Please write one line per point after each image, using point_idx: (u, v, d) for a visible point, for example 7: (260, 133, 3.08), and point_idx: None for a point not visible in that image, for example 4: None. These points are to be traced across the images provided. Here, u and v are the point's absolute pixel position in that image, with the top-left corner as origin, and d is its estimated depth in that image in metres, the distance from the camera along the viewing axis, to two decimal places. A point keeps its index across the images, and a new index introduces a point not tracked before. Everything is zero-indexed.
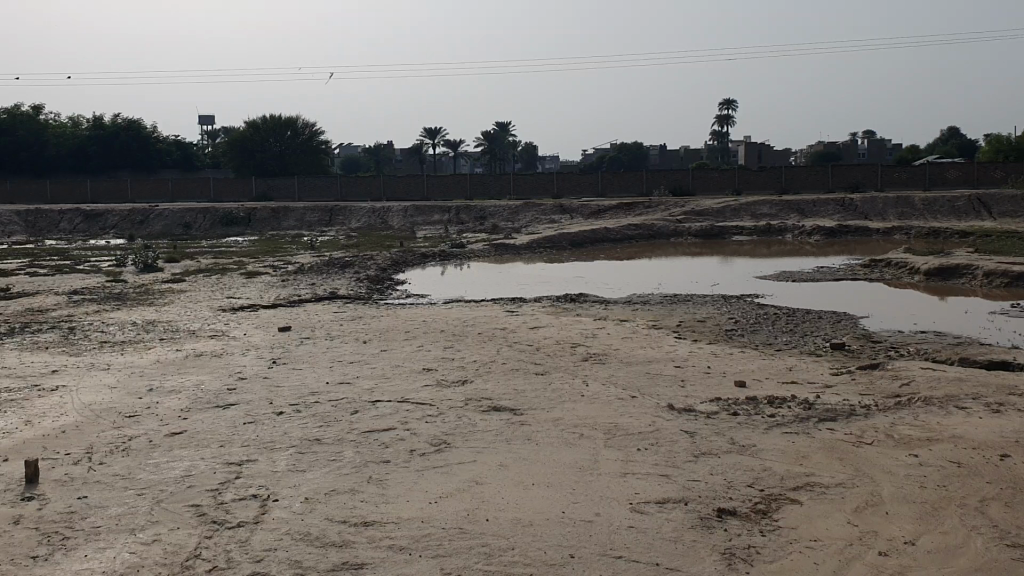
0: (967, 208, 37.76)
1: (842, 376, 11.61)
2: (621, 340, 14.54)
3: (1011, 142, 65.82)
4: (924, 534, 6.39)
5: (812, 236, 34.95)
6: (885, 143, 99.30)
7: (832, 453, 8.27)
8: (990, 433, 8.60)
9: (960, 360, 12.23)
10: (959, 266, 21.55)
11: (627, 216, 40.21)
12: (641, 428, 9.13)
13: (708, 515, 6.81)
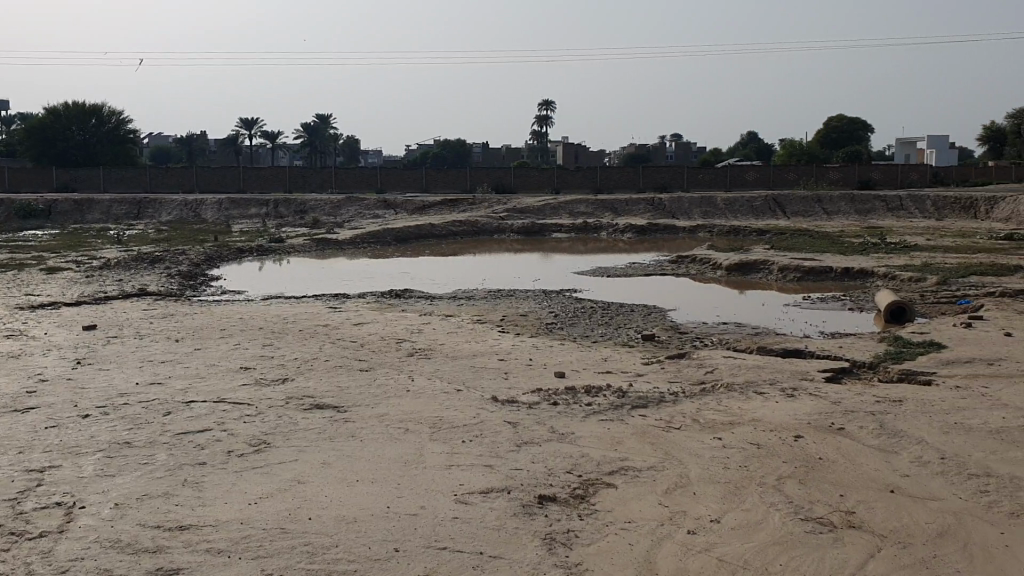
0: (764, 208, 40.41)
1: (653, 365, 12.19)
2: (445, 334, 14.66)
3: (802, 147, 70.99)
4: (728, 512, 6.82)
5: (626, 233, 36.39)
6: (691, 147, 104.72)
7: (644, 438, 8.69)
8: (785, 416, 9.29)
9: (759, 348, 13.12)
10: (757, 262, 23.06)
11: (450, 212, 40.42)
12: (464, 421, 9.26)
13: (530, 502, 7.00)
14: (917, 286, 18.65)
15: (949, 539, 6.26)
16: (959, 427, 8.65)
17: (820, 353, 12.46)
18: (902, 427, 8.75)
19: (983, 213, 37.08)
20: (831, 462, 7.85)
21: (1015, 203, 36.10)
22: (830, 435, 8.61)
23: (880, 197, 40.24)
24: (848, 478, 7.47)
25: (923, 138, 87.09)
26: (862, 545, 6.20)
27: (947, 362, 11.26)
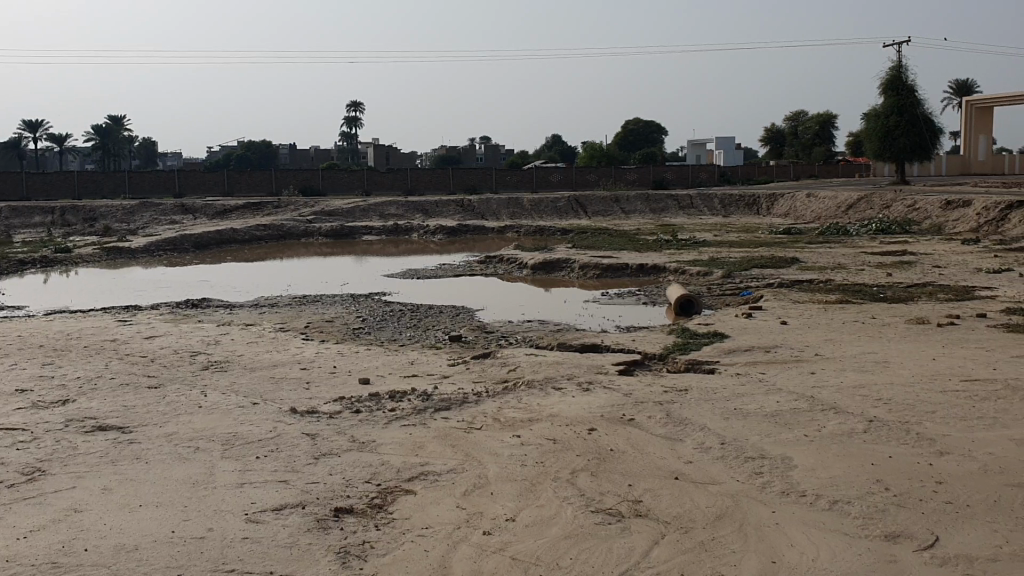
0: (568, 208, 41.60)
1: (458, 366, 12.24)
2: (245, 345, 14.14)
3: (604, 149, 73.65)
4: (523, 510, 6.93)
5: (435, 235, 36.44)
6: (499, 149, 106.31)
7: (444, 441, 8.69)
8: (581, 410, 9.56)
9: (560, 344, 13.48)
10: (561, 261, 23.69)
11: (254, 216, 39.16)
12: (260, 435, 8.94)
13: (324, 516, 6.83)
14: (705, 280, 19.72)
15: (726, 520, 6.62)
16: (738, 412, 9.18)
17: (615, 347, 12.92)
18: (688, 415, 9.19)
19: (765, 209, 39.70)
20: (622, 453, 8.14)
21: (792, 199, 38.87)
22: (622, 427, 8.91)
23: (674, 196, 42.36)
24: (638, 468, 7.76)
25: (712, 139, 92.38)
26: (647, 533, 6.44)
27: (730, 350, 11.94)
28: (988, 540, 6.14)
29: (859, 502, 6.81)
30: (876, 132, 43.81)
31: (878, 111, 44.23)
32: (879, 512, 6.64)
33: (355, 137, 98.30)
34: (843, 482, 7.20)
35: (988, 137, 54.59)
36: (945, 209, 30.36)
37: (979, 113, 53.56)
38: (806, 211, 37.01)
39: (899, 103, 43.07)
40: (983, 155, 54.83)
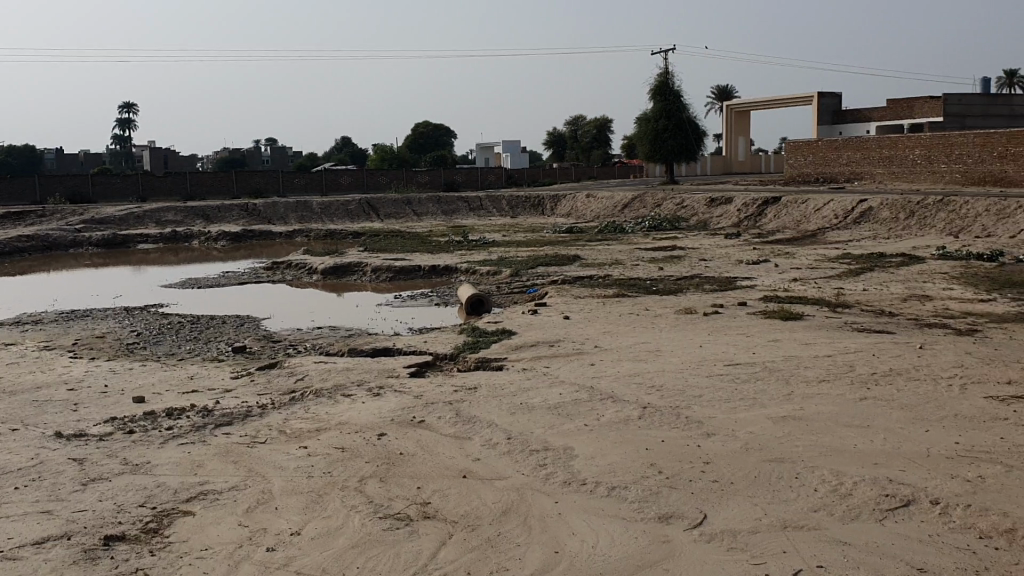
0: (357, 211, 41.21)
1: (241, 378, 11.80)
2: (3, 367, 12.96)
3: (393, 152, 73.44)
4: (309, 522, 6.78)
5: (219, 241, 34.98)
6: (286, 152, 103.59)
7: (226, 458, 8.35)
8: (369, 415, 9.47)
9: (350, 349, 13.31)
10: (351, 265, 23.40)
11: (15, 227, 36.05)
12: (20, 465, 8.23)
13: (92, 546, 6.40)
14: (492, 280, 20.08)
15: (512, 514, 6.77)
16: (524, 407, 9.41)
17: (405, 349, 12.90)
18: (475, 413, 9.32)
19: (550, 209, 40.95)
20: (411, 456, 8.13)
21: (574, 200, 40.31)
22: (411, 429, 8.91)
23: (463, 197, 42.94)
24: (426, 469, 7.78)
25: (498, 142, 94.42)
26: (434, 535, 6.48)
27: (515, 347, 12.22)
28: (750, 514, 6.61)
29: (635, 486, 7.16)
30: (648, 134, 46.25)
31: (648, 114, 46.68)
32: (653, 494, 7.01)
33: (128, 140, 92.77)
34: (620, 468, 7.54)
35: (746, 138, 59.12)
36: (711, 206, 32.51)
37: (738, 117, 57.82)
38: (588, 211, 38.51)
39: (667, 107, 45.66)
40: (743, 155, 59.33)
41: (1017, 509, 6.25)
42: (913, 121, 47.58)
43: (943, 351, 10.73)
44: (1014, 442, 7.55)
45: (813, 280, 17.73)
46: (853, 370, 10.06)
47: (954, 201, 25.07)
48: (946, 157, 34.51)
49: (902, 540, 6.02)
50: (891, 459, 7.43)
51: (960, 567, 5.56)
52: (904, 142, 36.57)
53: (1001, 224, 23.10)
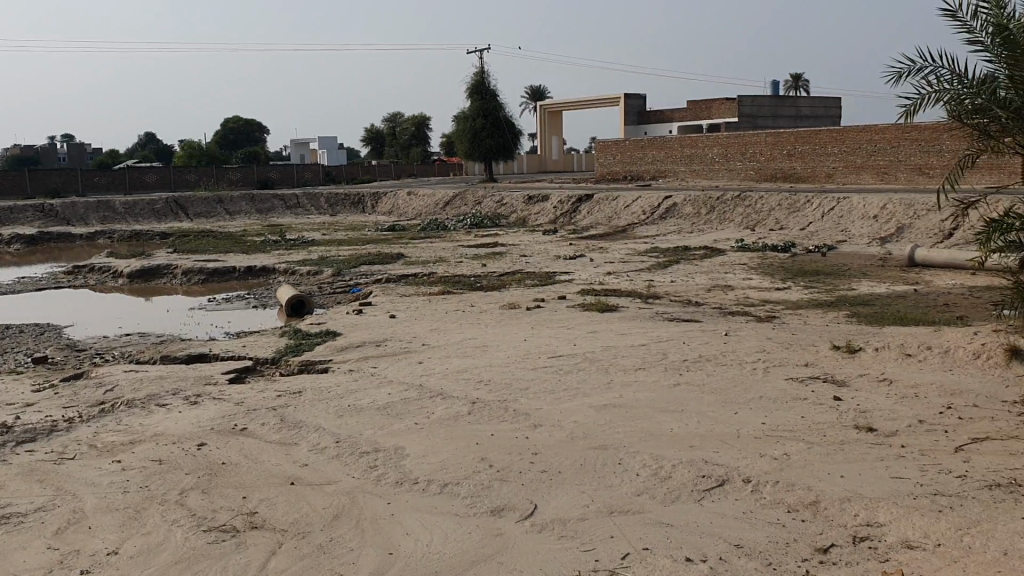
0: (166, 211, 39.28)
1: (43, 392, 10.98)
2: None
3: (203, 148, 70.51)
4: (127, 540, 6.41)
5: (10, 245, 32.39)
6: (83, 148, 97.32)
7: (30, 477, 7.76)
8: (188, 425, 9.06)
9: (163, 357, 12.67)
10: (161, 268, 22.29)
11: None
12: None
13: None
14: (311, 280, 19.67)
15: (344, 519, 6.67)
16: (351, 409, 9.28)
17: (223, 355, 12.40)
18: (301, 417, 9.10)
19: (369, 207, 40.53)
20: (234, 465, 7.85)
21: (394, 198, 40.09)
22: (234, 437, 8.60)
23: (278, 196, 41.77)
24: (252, 478, 7.53)
25: (313, 139, 92.57)
26: (263, 544, 6.28)
27: (339, 348, 12.02)
28: (578, 501, 6.80)
29: (467, 482, 7.20)
30: (465, 133, 46.59)
31: (466, 113, 47.07)
32: (484, 488, 7.08)
33: None
34: (451, 465, 7.57)
35: (559, 137, 60.66)
36: (528, 203, 33.16)
37: (551, 116, 59.23)
38: (408, 209, 38.40)
39: (484, 106, 46.20)
40: (556, 154, 60.89)
41: (819, 482, 6.72)
42: (711, 120, 50.30)
43: (747, 337, 11.40)
44: (814, 420, 8.12)
45: (627, 273, 18.43)
46: (667, 358, 10.53)
47: (750, 197, 26.70)
48: (741, 155, 36.70)
49: (719, 518, 6.35)
50: (705, 441, 7.83)
51: (772, 540, 5.92)
52: (704, 141, 38.60)
53: (792, 217, 24.82)
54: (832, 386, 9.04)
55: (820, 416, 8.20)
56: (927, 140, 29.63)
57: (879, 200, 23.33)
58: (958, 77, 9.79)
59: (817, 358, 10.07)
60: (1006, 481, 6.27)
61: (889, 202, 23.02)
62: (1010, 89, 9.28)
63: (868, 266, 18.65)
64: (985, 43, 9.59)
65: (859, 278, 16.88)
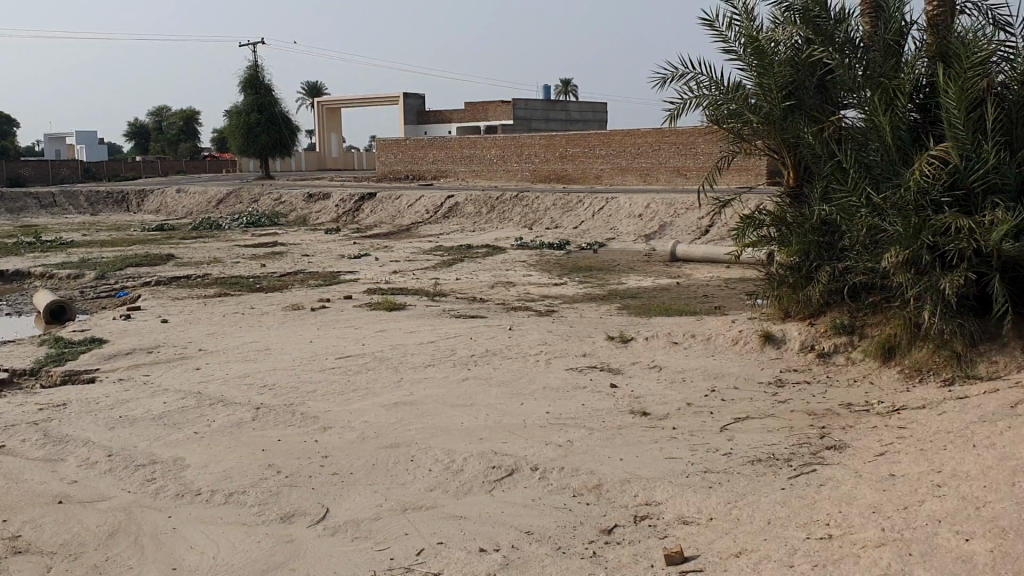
0: None
1: None
2: None
3: None
4: None
5: None
6: None
7: None
8: None
9: None
10: None
11: None
12: None
13: None
14: (73, 284, 18.29)
15: (120, 536, 6.28)
16: (124, 419, 8.74)
17: None
18: (67, 431, 8.46)
19: (136, 206, 38.19)
20: None
21: (163, 196, 38.02)
22: None
23: (30, 193, 38.45)
24: (14, 499, 6.92)
25: (68, 133, 86.05)
26: (30, 570, 5.80)
27: (109, 356, 11.28)
28: (370, 501, 6.75)
29: (254, 490, 6.96)
30: (239, 128, 44.92)
31: (240, 108, 45.44)
32: (273, 495, 6.88)
33: None
34: (236, 472, 7.31)
35: (338, 135, 59.86)
36: (308, 201, 32.47)
37: (329, 114, 58.34)
38: (179, 207, 36.54)
39: (259, 101, 44.87)
40: (335, 152, 60.00)
41: (601, 466, 7.03)
42: (488, 122, 51.37)
43: (529, 331, 11.73)
44: (594, 407, 8.49)
45: (410, 272, 18.47)
46: (454, 354, 10.66)
47: (527, 197, 27.50)
48: (517, 156, 37.70)
49: (509, 507, 6.51)
50: (494, 434, 7.99)
51: (561, 525, 6.12)
52: (481, 141, 39.31)
53: (566, 217, 25.80)
54: (609, 375, 9.49)
55: (600, 404, 8.58)
56: (685, 144, 31.78)
57: (644, 199, 24.70)
58: (715, 84, 10.59)
59: (595, 348, 10.52)
60: (765, 455, 6.80)
61: (653, 202, 24.40)
62: (760, 95, 10.04)
63: (636, 262, 19.67)
64: (738, 53, 10.40)
65: (628, 274, 17.78)
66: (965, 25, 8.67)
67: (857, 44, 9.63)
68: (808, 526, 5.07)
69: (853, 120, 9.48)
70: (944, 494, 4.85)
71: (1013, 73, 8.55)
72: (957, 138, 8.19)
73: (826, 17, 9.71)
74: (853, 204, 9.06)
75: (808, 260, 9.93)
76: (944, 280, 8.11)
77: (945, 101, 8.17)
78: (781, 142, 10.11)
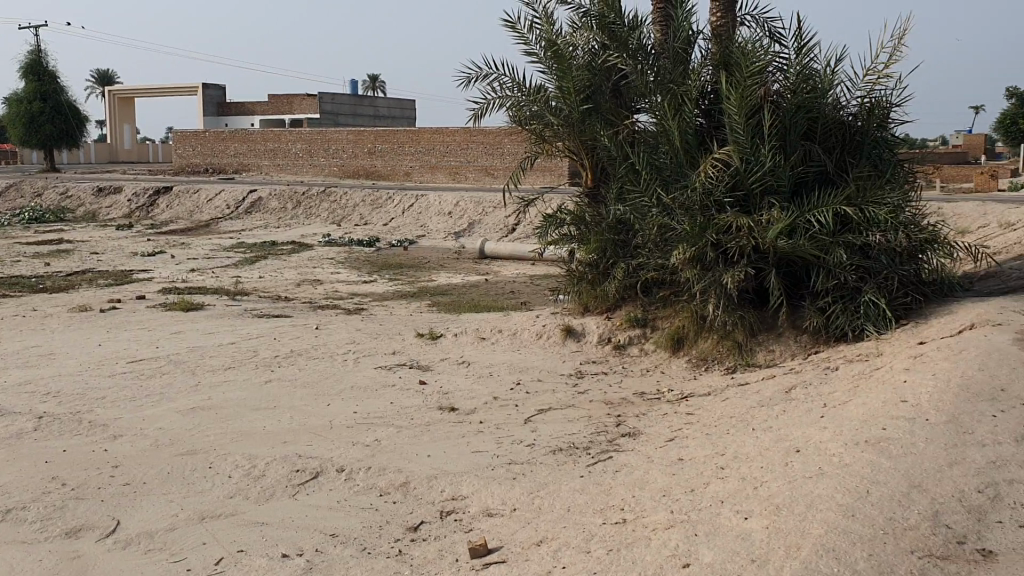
0: None
1: None
2: None
3: None
4: None
5: None
6: None
7: None
8: None
9: None
10: None
11: None
12: None
13: None
14: None
15: None
16: None
17: None
18: None
19: None
20: None
21: None
22: None
23: None
24: None
25: None
26: None
27: None
28: (166, 511, 6.42)
29: (35, 505, 6.46)
30: (19, 116, 41.59)
31: (19, 94, 42.09)
32: (57, 509, 6.41)
33: None
34: (15, 487, 6.76)
35: (131, 126, 56.61)
36: (98, 195, 30.49)
37: (121, 103, 55.07)
38: None
39: (41, 88, 41.76)
40: (128, 144, 56.68)
41: (408, 464, 7.02)
42: (293, 116, 50.09)
43: (336, 329, 11.53)
44: (402, 405, 8.45)
45: (211, 270, 17.73)
46: (257, 355, 10.32)
47: (334, 193, 27.08)
48: (324, 151, 36.99)
49: (313, 510, 6.37)
50: (298, 436, 7.80)
51: (366, 526, 6.05)
52: (286, 136, 38.28)
53: (375, 214, 25.60)
54: (417, 372, 9.48)
55: (407, 401, 8.55)
56: (492, 143, 32.32)
57: (453, 197, 24.86)
58: (518, 85, 10.78)
59: (403, 346, 10.49)
60: (566, 445, 7.00)
61: (461, 200, 24.59)
62: (560, 97, 10.33)
63: (444, 259, 19.77)
64: (539, 55, 10.64)
65: (436, 271, 17.83)
66: (745, 36, 9.25)
67: (648, 51, 10.10)
68: (605, 512, 5.25)
69: (646, 123, 9.93)
70: (727, 475, 5.16)
71: (786, 83, 9.16)
72: (738, 141, 8.77)
73: (621, 23, 10.11)
74: (644, 204, 9.49)
75: (604, 257, 10.31)
76: (726, 275, 8.59)
77: (726, 107, 8.72)
78: (579, 143, 10.45)
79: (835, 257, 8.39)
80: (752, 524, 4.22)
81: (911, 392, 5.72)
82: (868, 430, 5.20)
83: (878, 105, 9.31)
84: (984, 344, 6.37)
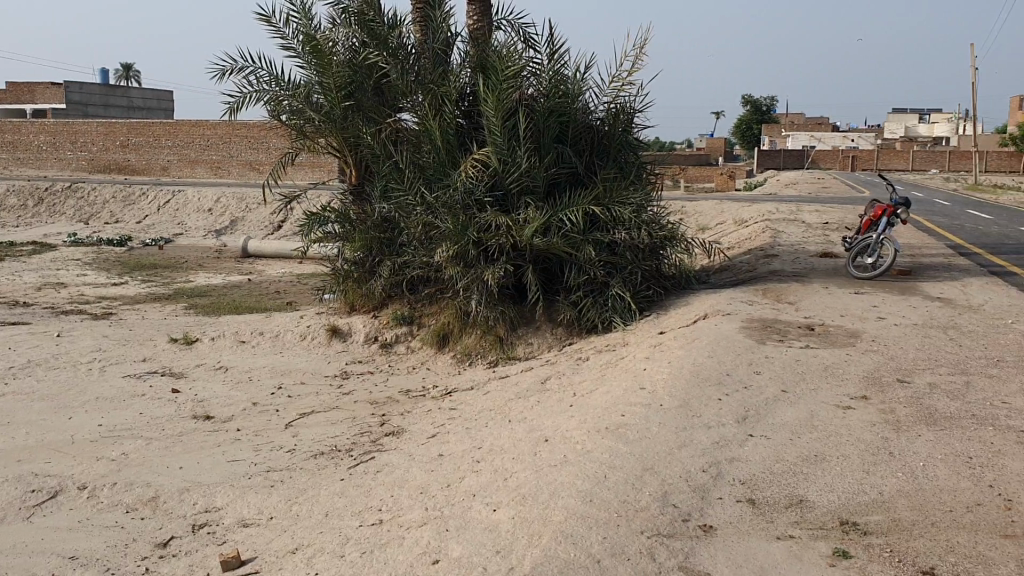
0: None
1: None
2: None
3: None
4: None
5: None
6: None
7: None
8: None
9: None
10: None
11: None
12: None
13: None
14: None
15: None
16: None
17: None
18: None
19: None
20: None
21: None
22: None
23: None
24: None
25: None
26: None
27: None
28: None
29: None
30: None
31: None
32: None
33: None
34: None
35: None
36: None
37: None
38: None
39: None
40: None
41: (158, 477, 6.64)
42: (34, 106, 46.31)
43: (81, 336, 10.73)
44: (152, 415, 7.98)
45: None
46: None
47: (82, 188, 25.44)
48: (71, 143, 34.53)
49: (50, 533, 5.87)
50: (35, 454, 7.18)
51: (109, 545, 5.63)
52: (26, 127, 35.36)
53: (127, 211, 24.16)
54: (171, 379, 8.99)
55: (159, 411, 8.09)
56: (254, 138, 32.74)
57: (213, 193, 23.91)
58: (276, 80, 10.45)
59: (156, 352, 9.92)
60: (327, 448, 6.88)
61: (222, 196, 23.69)
62: (321, 94, 10.13)
63: (205, 258, 18.96)
64: (297, 50, 10.39)
65: (195, 271, 17.04)
66: (500, 40, 9.45)
67: (408, 50, 10.08)
68: (362, 514, 5.20)
69: (407, 123, 9.93)
70: (481, 468, 5.26)
71: (540, 87, 9.45)
72: (495, 143, 8.96)
73: (379, 22, 10.03)
74: (408, 202, 9.49)
75: (369, 256, 10.23)
76: (487, 272, 8.77)
77: (484, 110, 8.87)
78: (341, 141, 10.30)
79: (585, 254, 8.78)
80: (500, 516, 4.32)
81: (649, 379, 6.08)
82: (610, 417, 5.46)
83: (623, 109, 9.81)
84: (714, 333, 6.89)
